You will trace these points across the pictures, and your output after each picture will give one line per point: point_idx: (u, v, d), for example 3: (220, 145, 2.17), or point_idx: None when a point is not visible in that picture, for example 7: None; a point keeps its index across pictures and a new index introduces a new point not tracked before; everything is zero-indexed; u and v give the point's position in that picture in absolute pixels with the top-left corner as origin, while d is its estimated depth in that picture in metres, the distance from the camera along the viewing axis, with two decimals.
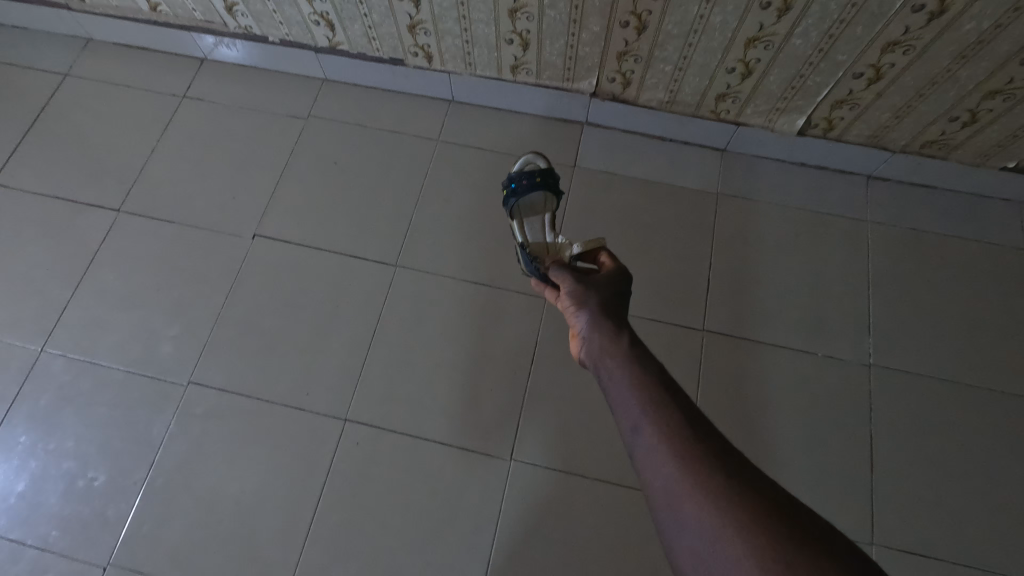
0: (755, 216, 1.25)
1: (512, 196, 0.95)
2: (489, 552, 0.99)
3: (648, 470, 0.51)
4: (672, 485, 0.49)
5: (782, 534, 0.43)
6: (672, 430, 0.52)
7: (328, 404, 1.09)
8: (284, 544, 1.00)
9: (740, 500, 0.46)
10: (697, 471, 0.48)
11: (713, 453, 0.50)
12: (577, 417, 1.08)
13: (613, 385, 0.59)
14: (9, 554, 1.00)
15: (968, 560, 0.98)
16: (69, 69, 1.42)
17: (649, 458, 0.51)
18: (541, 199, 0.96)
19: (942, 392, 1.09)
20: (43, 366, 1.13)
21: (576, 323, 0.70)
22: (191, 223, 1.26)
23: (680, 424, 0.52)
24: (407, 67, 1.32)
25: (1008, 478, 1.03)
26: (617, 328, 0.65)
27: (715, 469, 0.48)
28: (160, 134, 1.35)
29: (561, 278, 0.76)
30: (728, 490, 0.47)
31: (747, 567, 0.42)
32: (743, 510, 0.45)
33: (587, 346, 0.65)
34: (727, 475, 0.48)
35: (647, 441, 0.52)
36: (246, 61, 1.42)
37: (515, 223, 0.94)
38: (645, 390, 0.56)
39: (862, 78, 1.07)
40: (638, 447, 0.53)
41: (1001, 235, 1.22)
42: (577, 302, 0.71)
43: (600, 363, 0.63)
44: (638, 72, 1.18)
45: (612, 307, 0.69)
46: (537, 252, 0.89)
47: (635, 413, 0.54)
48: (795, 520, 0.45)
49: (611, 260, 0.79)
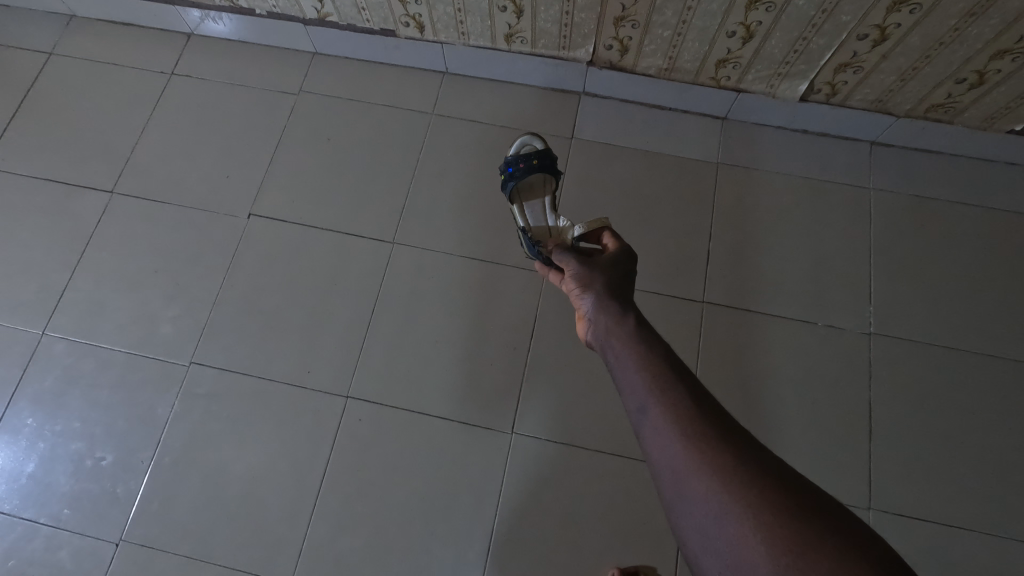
0: (755, 185, 1.23)
1: (511, 181, 0.94)
2: (493, 522, 1.01)
3: (655, 450, 0.51)
4: (679, 464, 0.49)
5: (789, 511, 0.44)
6: (679, 410, 0.52)
7: (329, 381, 1.10)
8: (291, 519, 1.02)
9: (748, 478, 0.46)
10: (704, 450, 0.49)
11: (720, 431, 0.50)
12: (576, 390, 1.08)
13: (620, 366, 0.59)
14: (24, 532, 1.03)
15: (964, 522, 0.99)
16: (54, 47, 1.39)
17: (656, 438, 0.52)
18: (540, 181, 0.96)
19: (943, 358, 1.10)
20: (45, 349, 1.14)
21: (581, 305, 0.69)
22: (185, 203, 1.24)
23: (687, 404, 0.52)
24: (399, 38, 1.29)
25: (1004, 442, 1.04)
26: (623, 309, 0.65)
27: (723, 448, 0.49)
28: (150, 113, 1.33)
29: (565, 261, 0.75)
30: (736, 468, 0.47)
31: (755, 543, 0.43)
32: (750, 488, 0.46)
33: (594, 328, 0.65)
34: (734, 454, 0.48)
35: (654, 421, 0.52)
36: (233, 36, 1.39)
37: (515, 208, 0.94)
38: (651, 371, 0.56)
39: (866, 40, 1.03)
40: (646, 427, 0.53)
41: (1005, 199, 1.21)
42: (582, 285, 0.70)
43: (606, 344, 0.63)
44: (636, 38, 1.15)
45: (617, 289, 0.68)
46: (539, 236, 0.90)
47: (642, 394, 0.55)
48: (802, 497, 0.45)
49: (615, 241, 0.78)
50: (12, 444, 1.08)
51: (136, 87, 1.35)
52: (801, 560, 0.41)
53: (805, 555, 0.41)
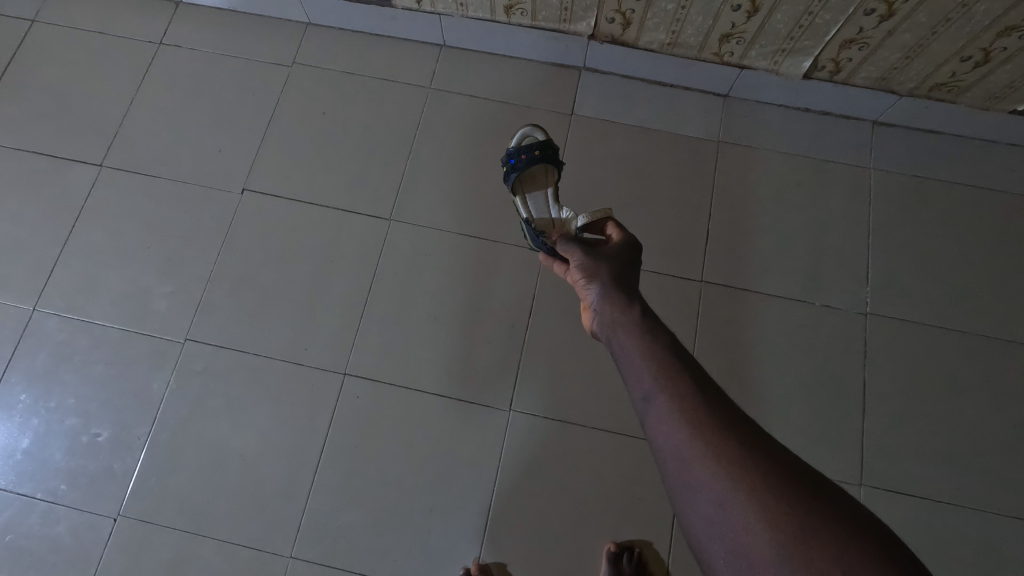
0: (756, 164, 1.22)
1: (513, 171, 0.91)
2: (490, 498, 1.02)
3: (660, 438, 0.51)
4: (684, 452, 0.49)
5: (793, 499, 0.44)
6: (685, 399, 0.51)
7: (327, 358, 1.09)
8: (289, 494, 1.03)
9: (753, 467, 0.46)
10: (709, 438, 0.48)
11: (725, 421, 0.50)
12: (574, 368, 1.08)
13: (625, 356, 0.59)
14: (21, 507, 1.03)
15: (953, 499, 1.01)
16: (36, 15, 1.34)
17: (661, 427, 0.51)
18: (541, 172, 0.93)
19: (938, 338, 1.10)
20: (37, 325, 1.12)
21: (587, 295, 0.68)
22: (177, 178, 1.22)
23: (692, 393, 0.52)
24: (395, 9, 1.25)
25: (995, 421, 1.06)
26: (628, 299, 0.64)
27: (728, 437, 0.48)
28: (139, 83, 1.29)
29: (570, 251, 0.74)
30: (741, 456, 0.47)
31: (759, 531, 0.43)
32: (755, 477, 0.45)
33: (598, 318, 0.65)
34: (740, 443, 0.48)
35: (659, 410, 0.52)
36: (224, 4, 1.34)
37: (518, 199, 0.92)
38: (657, 361, 0.55)
39: (873, 15, 1.02)
40: (651, 416, 0.53)
41: (1005, 181, 1.20)
42: (587, 274, 0.69)
43: (612, 334, 0.62)
44: (639, 11, 1.12)
45: (623, 278, 0.67)
46: (542, 227, 0.89)
47: (647, 382, 0.54)
48: (807, 486, 0.45)
49: (619, 231, 0.77)
50: (6, 421, 1.07)
51: (123, 57, 1.31)
52: (805, 547, 0.41)
53: (809, 543, 0.41)
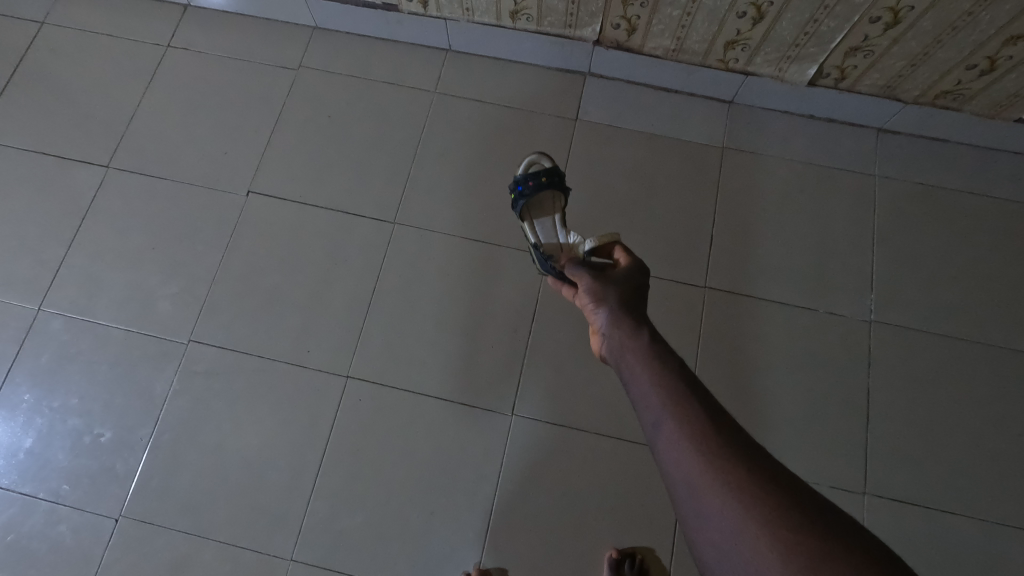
0: (760, 170, 1.22)
1: (520, 198, 0.91)
2: (491, 502, 1.02)
3: (670, 465, 0.51)
4: (695, 479, 0.49)
5: (804, 528, 0.44)
6: (695, 425, 0.51)
7: (330, 360, 1.10)
8: (291, 496, 1.03)
9: (764, 496, 0.46)
10: (720, 465, 0.48)
11: (735, 448, 0.49)
12: (577, 373, 1.08)
13: (634, 380, 0.59)
14: (23, 507, 1.03)
15: (957, 508, 1.01)
16: (46, 17, 1.35)
17: (672, 453, 0.51)
18: (549, 198, 0.93)
19: (942, 347, 1.10)
20: (41, 325, 1.13)
21: (595, 318, 0.69)
22: (183, 179, 1.22)
23: (702, 419, 0.52)
24: (402, 13, 1.26)
25: (1000, 430, 1.05)
26: (637, 324, 0.64)
27: (739, 465, 0.48)
28: (147, 85, 1.30)
29: (578, 275, 0.74)
30: (752, 485, 0.47)
31: (772, 561, 0.43)
32: (766, 506, 0.45)
33: (607, 342, 0.65)
34: (751, 470, 0.48)
35: (668, 436, 0.52)
36: (232, 8, 1.35)
37: (526, 225, 0.91)
38: (666, 387, 0.55)
39: (878, 23, 1.02)
40: (661, 442, 0.53)
41: (1009, 189, 1.20)
42: (595, 298, 0.69)
43: (621, 359, 0.62)
44: (645, 17, 1.13)
45: (631, 303, 0.68)
46: (551, 252, 0.87)
47: (657, 408, 0.54)
48: (819, 515, 0.45)
49: (627, 255, 0.77)
50: (9, 420, 1.08)
51: (130, 60, 1.32)
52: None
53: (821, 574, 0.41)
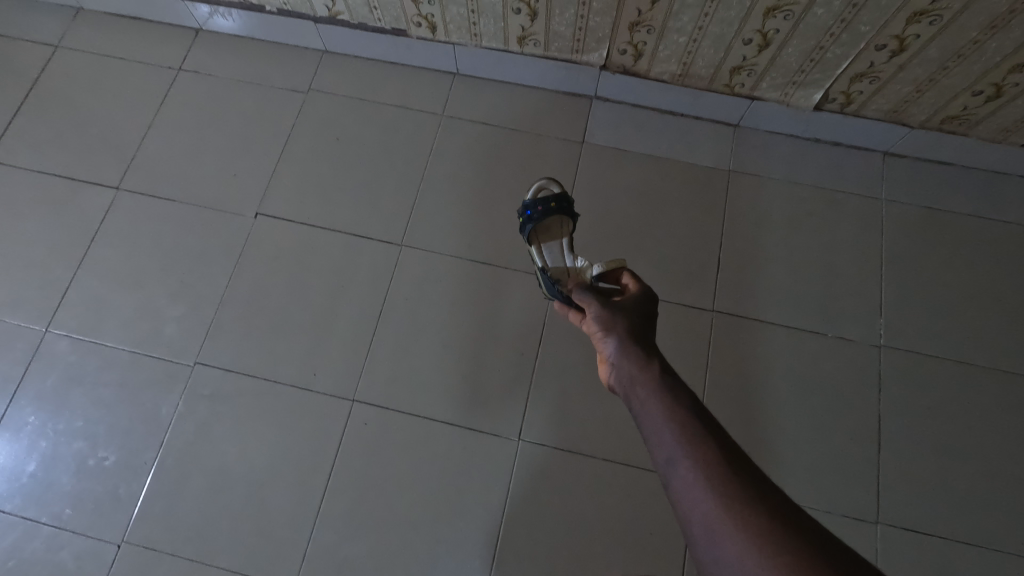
0: (767, 193, 1.22)
1: (529, 224, 0.92)
2: (497, 530, 1.00)
3: (686, 505, 0.50)
4: (712, 522, 0.48)
5: (829, 573, 0.42)
6: (710, 464, 0.51)
7: (336, 384, 1.09)
8: (295, 522, 1.01)
9: (784, 540, 0.45)
10: (738, 508, 0.47)
11: (751, 489, 0.49)
12: (584, 398, 1.07)
13: (646, 414, 0.58)
14: (25, 532, 1.02)
15: (973, 538, 0.99)
16: (60, 41, 1.38)
17: (687, 493, 0.50)
18: (557, 223, 0.93)
19: (952, 372, 1.09)
20: (48, 347, 1.13)
21: (604, 348, 0.68)
22: (192, 201, 1.23)
23: (718, 458, 0.51)
24: (410, 38, 1.27)
25: (1014, 458, 1.04)
26: (647, 355, 0.63)
27: (757, 509, 0.47)
28: (157, 108, 1.32)
29: (586, 301, 0.73)
30: (771, 530, 0.46)
31: None
32: (786, 552, 0.44)
33: (616, 372, 0.64)
34: (770, 515, 0.47)
35: (683, 475, 0.51)
36: (242, 32, 1.37)
37: (533, 250, 0.92)
38: (680, 422, 0.54)
39: (884, 50, 1.02)
40: (675, 481, 0.52)
41: (1017, 213, 1.20)
42: (604, 327, 0.69)
43: (631, 392, 0.61)
44: (651, 43, 1.14)
45: (641, 333, 0.67)
46: (557, 276, 0.89)
47: (669, 444, 0.53)
48: (843, 562, 0.43)
49: (633, 282, 0.77)
50: (13, 442, 1.07)
51: (142, 83, 1.34)
52: None
53: None
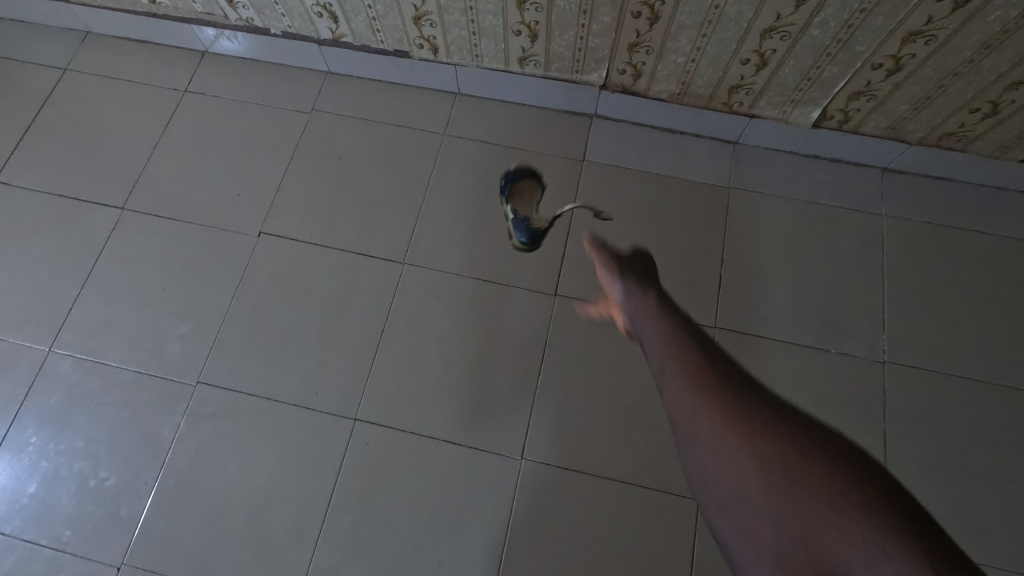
0: (767, 209, 1.22)
1: (505, 186, 1.15)
2: (501, 551, 0.99)
3: (673, 399, 0.71)
4: (692, 410, 0.68)
5: (773, 433, 0.63)
6: (692, 369, 0.71)
7: (338, 402, 1.09)
8: (296, 543, 1.01)
9: (745, 418, 0.65)
10: (711, 400, 0.67)
11: (724, 385, 0.68)
12: (587, 416, 1.07)
13: (645, 334, 0.79)
14: (24, 554, 1.01)
15: (983, 558, 0.97)
16: (69, 64, 1.40)
17: (676, 389, 0.71)
18: (529, 188, 1.16)
19: (957, 388, 1.08)
20: (52, 367, 1.13)
21: (615, 293, 0.87)
22: (196, 221, 1.24)
23: (699, 364, 0.71)
24: (412, 59, 1.29)
25: (1023, 475, 1.02)
26: (649, 293, 0.83)
27: (726, 399, 0.67)
28: (163, 129, 1.33)
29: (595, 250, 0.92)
30: (737, 411, 0.65)
31: (747, 458, 0.62)
32: (746, 424, 0.64)
33: (625, 309, 0.84)
34: (737, 402, 0.66)
35: (672, 375, 0.72)
36: (247, 53, 1.39)
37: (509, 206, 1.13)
38: (671, 342, 0.74)
39: (881, 69, 1.04)
40: (664, 379, 0.73)
41: (1018, 227, 1.20)
42: (613, 273, 0.88)
43: (636, 322, 0.82)
44: (650, 63, 1.15)
45: (646, 279, 0.85)
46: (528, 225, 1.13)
47: (662, 355, 0.75)
48: (785, 428, 0.63)
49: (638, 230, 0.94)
50: (15, 463, 1.07)
51: (148, 104, 1.36)
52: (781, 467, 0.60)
53: (782, 464, 0.60)
